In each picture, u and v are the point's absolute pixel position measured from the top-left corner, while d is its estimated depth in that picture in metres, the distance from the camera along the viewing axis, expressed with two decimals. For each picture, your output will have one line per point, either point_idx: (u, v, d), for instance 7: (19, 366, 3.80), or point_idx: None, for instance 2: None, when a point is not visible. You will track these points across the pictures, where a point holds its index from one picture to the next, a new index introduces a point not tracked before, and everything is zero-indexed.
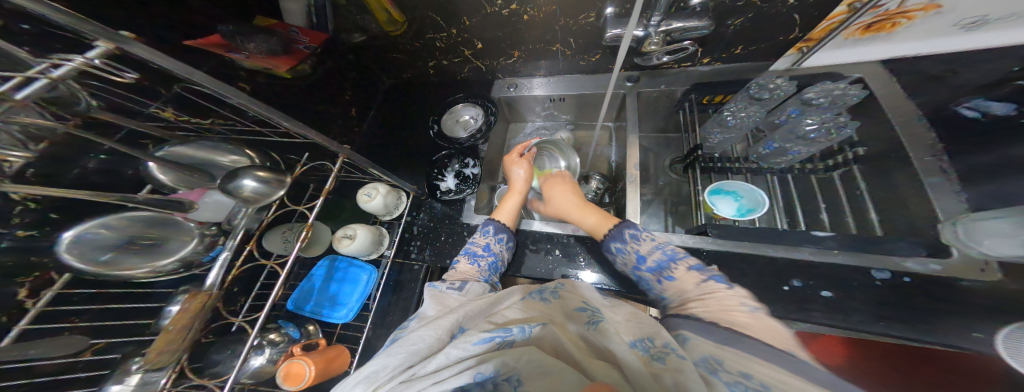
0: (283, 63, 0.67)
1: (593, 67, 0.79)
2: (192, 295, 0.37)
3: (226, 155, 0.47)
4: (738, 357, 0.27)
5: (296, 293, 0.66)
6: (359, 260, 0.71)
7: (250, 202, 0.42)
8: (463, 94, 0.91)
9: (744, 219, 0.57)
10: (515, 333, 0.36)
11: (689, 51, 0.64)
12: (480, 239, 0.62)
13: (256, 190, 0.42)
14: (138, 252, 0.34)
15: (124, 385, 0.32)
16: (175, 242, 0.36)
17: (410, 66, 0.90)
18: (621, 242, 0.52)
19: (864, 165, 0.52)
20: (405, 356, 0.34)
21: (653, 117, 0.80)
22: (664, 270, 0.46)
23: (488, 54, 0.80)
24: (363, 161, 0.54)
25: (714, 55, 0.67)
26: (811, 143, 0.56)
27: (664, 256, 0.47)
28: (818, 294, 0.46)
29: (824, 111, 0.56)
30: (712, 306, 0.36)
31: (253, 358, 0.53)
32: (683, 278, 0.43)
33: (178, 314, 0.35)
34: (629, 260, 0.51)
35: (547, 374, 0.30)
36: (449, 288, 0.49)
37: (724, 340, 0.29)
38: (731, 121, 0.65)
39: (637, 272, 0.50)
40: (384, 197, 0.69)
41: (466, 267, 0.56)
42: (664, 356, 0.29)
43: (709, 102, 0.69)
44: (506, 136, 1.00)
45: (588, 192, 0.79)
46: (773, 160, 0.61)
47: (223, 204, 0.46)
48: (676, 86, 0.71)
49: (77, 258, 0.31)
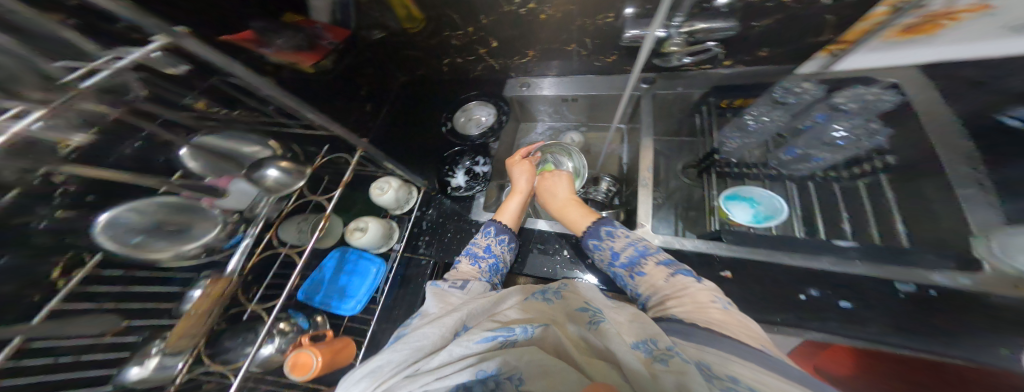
0: (307, 59, 0.70)
1: (608, 68, 0.78)
2: (213, 281, 0.38)
3: (250, 146, 0.48)
4: (716, 361, 0.27)
5: (306, 283, 0.67)
6: (369, 252, 0.72)
7: (271, 191, 0.43)
8: (476, 92, 0.92)
9: (760, 226, 0.57)
10: (517, 333, 0.35)
11: (712, 52, 0.62)
12: (480, 239, 0.63)
13: (277, 180, 0.44)
14: (164, 236, 0.34)
15: (142, 368, 0.35)
16: (197, 228, 0.37)
17: (424, 64, 0.90)
18: (597, 239, 0.54)
19: (893, 174, 0.51)
20: (410, 352, 0.34)
21: (667, 119, 0.78)
22: (635, 266, 0.49)
23: (502, 53, 0.80)
24: (379, 154, 0.54)
25: (737, 57, 0.65)
26: (839, 149, 0.55)
27: (635, 251, 0.50)
28: (835, 304, 0.45)
29: (852, 117, 0.55)
30: (686, 305, 0.38)
31: (264, 347, 0.52)
32: (654, 271, 0.46)
33: (199, 298, 0.37)
34: (605, 257, 0.53)
35: (547, 373, 0.30)
36: (451, 286, 0.49)
37: (703, 340, 0.31)
38: (753, 125, 0.61)
39: (612, 268, 0.52)
40: (396, 192, 0.69)
41: (467, 268, 0.57)
42: (666, 358, 0.29)
43: (727, 105, 0.68)
44: (517, 136, 1.00)
45: (598, 193, 0.77)
46: (795, 166, 0.60)
47: (247, 193, 0.44)
48: (693, 89, 0.69)
49: (110, 240, 0.32)
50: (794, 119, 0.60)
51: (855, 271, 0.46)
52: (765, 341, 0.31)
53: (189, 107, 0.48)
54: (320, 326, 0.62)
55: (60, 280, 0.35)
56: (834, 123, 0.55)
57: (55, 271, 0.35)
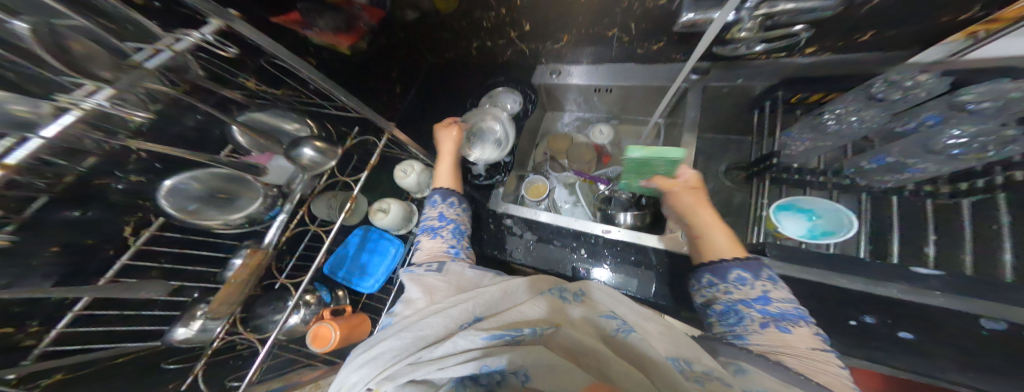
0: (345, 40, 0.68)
1: (651, 56, 0.71)
2: (253, 251, 0.37)
3: (290, 123, 0.48)
4: (777, 386, 0.26)
5: (330, 258, 0.68)
6: (389, 233, 0.71)
7: (306, 170, 0.43)
8: (503, 78, 0.88)
9: (814, 242, 0.51)
10: (525, 332, 0.34)
11: (794, 39, 0.50)
12: (430, 211, 0.60)
13: (313, 159, 0.43)
14: (217, 205, 0.35)
15: (187, 329, 0.35)
16: (244, 199, 0.37)
17: (453, 46, 0.85)
18: (750, 273, 0.41)
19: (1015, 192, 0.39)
20: (411, 340, 0.33)
21: (714, 116, 0.70)
22: (782, 319, 0.37)
23: (535, 37, 0.75)
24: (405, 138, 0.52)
25: (824, 43, 0.51)
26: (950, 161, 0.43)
27: (793, 310, 0.38)
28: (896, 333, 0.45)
29: (981, 121, 0.38)
30: (828, 379, 0.29)
31: (291, 316, 0.54)
32: (807, 339, 0.35)
33: (238, 268, 0.35)
34: (739, 292, 0.41)
35: (559, 372, 0.29)
36: (426, 271, 0.47)
37: (794, 381, 0.27)
38: (833, 127, 0.52)
39: (739, 305, 0.40)
40: (418, 176, 0.67)
41: (429, 244, 0.55)
42: (704, 380, 0.27)
43: (799, 101, 0.58)
44: (541, 125, 0.98)
45: (623, 192, 0.72)
46: (879, 177, 0.51)
47: (286, 169, 0.43)
48: (756, 81, 0.59)
49: (169, 206, 0.32)
50: (890, 121, 0.48)
51: (930, 302, 0.37)
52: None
53: (240, 86, 0.48)
54: (340, 300, 0.64)
55: (131, 238, 0.38)
56: (953, 128, 0.40)
57: (127, 229, 0.38)
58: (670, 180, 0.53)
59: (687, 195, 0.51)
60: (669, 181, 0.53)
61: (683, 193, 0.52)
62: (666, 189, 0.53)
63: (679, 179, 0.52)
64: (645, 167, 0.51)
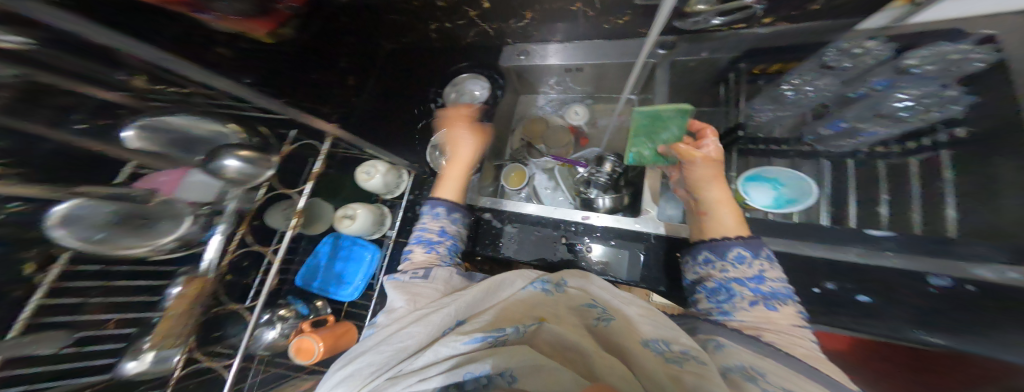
0: (262, 26, 0.58)
1: (619, 31, 0.68)
2: (188, 280, 0.35)
3: (207, 128, 0.44)
4: (752, 359, 0.28)
5: (303, 269, 0.67)
6: (362, 239, 0.69)
7: (236, 183, 0.39)
8: (468, 63, 0.83)
9: (780, 210, 0.53)
10: (508, 332, 0.33)
11: (751, 10, 0.50)
12: (432, 223, 0.57)
13: (240, 171, 0.38)
14: (132, 231, 0.32)
15: (141, 361, 0.34)
16: (165, 222, 0.34)
17: (410, 30, 0.79)
18: (750, 252, 0.42)
19: (957, 151, 0.41)
20: (392, 353, 0.32)
21: (687, 90, 0.68)
22: (770, 298, 0.38)
23: (496, 16, 0.70)
24: (350, 137, 0.49)
25: (781, 12, 0.50)
26: (897, 122, 0.45)
27: (782, 288, 0.39)
28: (854, 298, 0.45)
29: (923, 83, 0.42)
30: (801, 350, 0.32)
31: (265, 332, 0.56)
32: (791, 316, 0.37)
33: (175, 300, 0.35)
34: (733, 271, 0.41)
35: (543, 371, 0.29)
36: (414, 277, 0.46)
37: (765, 352, 0.29)
38: (791, 97, 0.53)
39: (731, 283, 0.41)
40: (384, 177, 0.64)
41: (423, 256, 0.52)
42: (681, 360, 0.28)
43: (761, 71, 0.56)
44: (516, 109, 0.94)
45: (600, 175, 0.72)
46: (835, 143, 0.52)
47: (209, 185, 0.39)
48: (721, 54, 0.57)
49: (72, 237, 0.29)
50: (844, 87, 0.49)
51: (884, 265, 0.40)
52: (824, 363, 0.30)
53: (123, 86, 0.38)
54: (321, 311, 0.64)
55: (43, 276, 0.34)
56: (899, 91, 0.44)
57: (28, 267, 0.32)
58: (691, 150, 0.51)
59: (701, 167, 0.50)
60: (690, 150, 0.51)
61: (701, 164, 0.50)
62: (686, 158, 0.51)
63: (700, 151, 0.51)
64: (658, 122, 0.54)
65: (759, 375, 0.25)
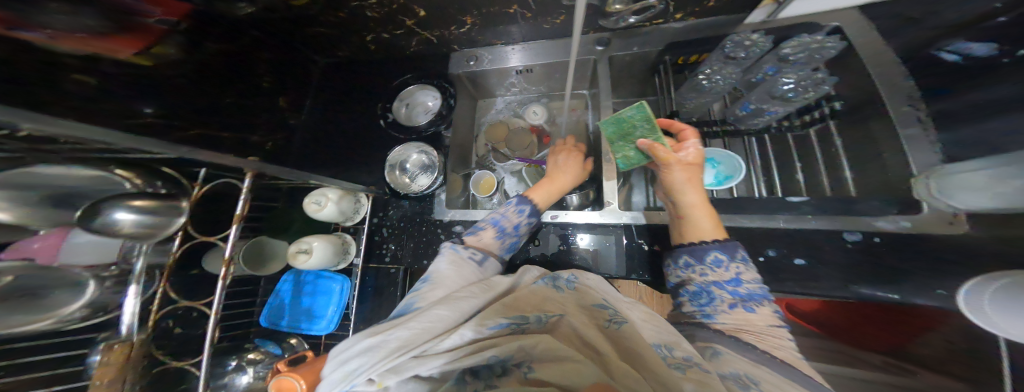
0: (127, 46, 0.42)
1: (559, 30, 0.70)
2: (108, 348, 0.33)
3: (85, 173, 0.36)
4: (749, 367, 0.28)
5: (266, 310, 0.64)
6: (326, 271, 0.68)
7: (137, 238, 0.34)
8: (413, 74, 0.81)
9: (721, 187, 0.57)
10: (531, 321, 0.34)
11: (658, 7, 0.54)
12: (512, 214, 0.57)
13: (138, 225, 0.33)
14: (16, 307, 0.30)
15: None
16: (61, 292, 0.33)
17: (346, 43, 0.76)
18: (727, 255, 0.41)
19: (843, 120, 0.48)
20: (417, 331, 0.29)
21: (629, 82, 0.71)
22: (751, 300, 0.38)
23: (435, 24, 0.69)
24: (277, 168, 0.44)
25: (688, 9, 0.55)
26: (789, 102, 0.50)
27: (758, 287, 0.39)
28: (792, 263, 0.45)
29: (800, 67, 0.49)
30: (783, 350, 0.32)
31: (239, 377, 0.56)
32: (769, 317, 0.36)
33: (99, 370, 0.32)
34: (714, 274, 0.41)
35: (564, 359, 0.30)
36: (469, 257, 0.48)
37: (762, 360, 0.29)
38: (706, 85, 0.56)
39: (713, 287, 0.40)
40: (338, 204, 0.62)
41: (491, 240, 0.54)
42: (685, 367, 0.28)
43: (684, 62, 0.61)
44: (476, 114, 0.92)
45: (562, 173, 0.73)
46: (750, 122, 0.55)
47: (105, 243, 0.37)
48: (650, 48, 0.61)
49: None
50: (747, 73, 0.55)
51: (806, 227, 0.46)
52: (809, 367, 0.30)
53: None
54: (297, 347, 0.63)
55: None
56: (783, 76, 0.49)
57: None
58: (666, 152, 0.48)
59: (678, 171, 0.48)
60: (664, 153, 0.48)
61: (677, 168, 0.48)
62: (661, 161, 0.49)
63: (676, 154, 0.49)
64: (624, 124, 0.53)
65: (755, 384, 0.25)
